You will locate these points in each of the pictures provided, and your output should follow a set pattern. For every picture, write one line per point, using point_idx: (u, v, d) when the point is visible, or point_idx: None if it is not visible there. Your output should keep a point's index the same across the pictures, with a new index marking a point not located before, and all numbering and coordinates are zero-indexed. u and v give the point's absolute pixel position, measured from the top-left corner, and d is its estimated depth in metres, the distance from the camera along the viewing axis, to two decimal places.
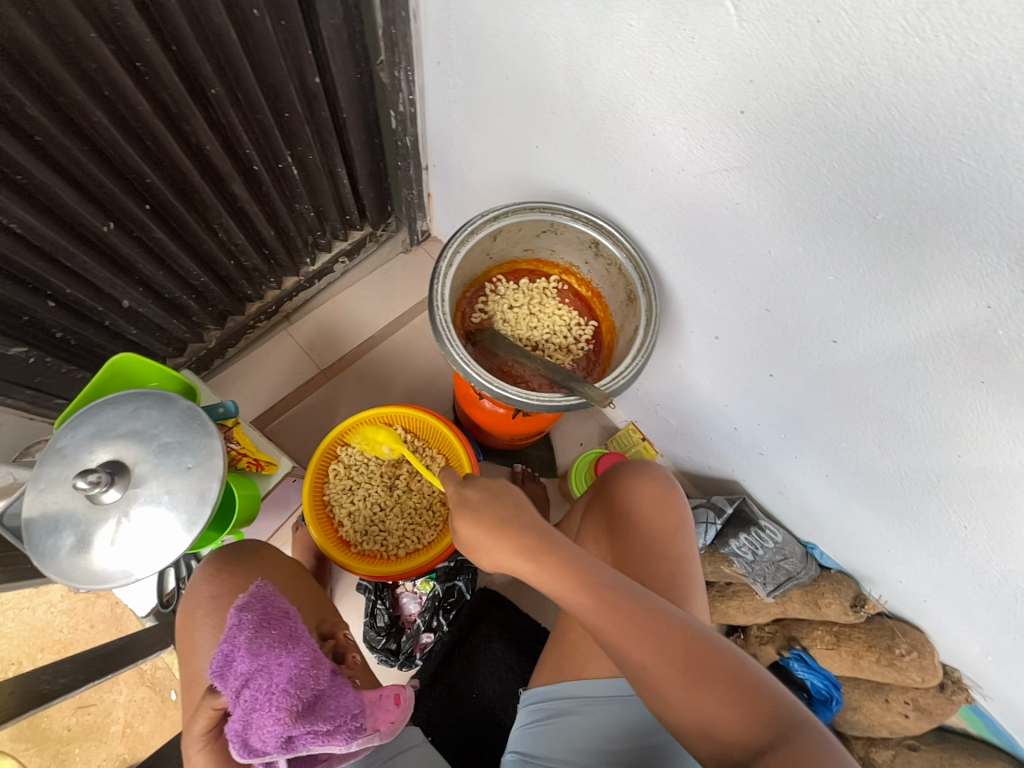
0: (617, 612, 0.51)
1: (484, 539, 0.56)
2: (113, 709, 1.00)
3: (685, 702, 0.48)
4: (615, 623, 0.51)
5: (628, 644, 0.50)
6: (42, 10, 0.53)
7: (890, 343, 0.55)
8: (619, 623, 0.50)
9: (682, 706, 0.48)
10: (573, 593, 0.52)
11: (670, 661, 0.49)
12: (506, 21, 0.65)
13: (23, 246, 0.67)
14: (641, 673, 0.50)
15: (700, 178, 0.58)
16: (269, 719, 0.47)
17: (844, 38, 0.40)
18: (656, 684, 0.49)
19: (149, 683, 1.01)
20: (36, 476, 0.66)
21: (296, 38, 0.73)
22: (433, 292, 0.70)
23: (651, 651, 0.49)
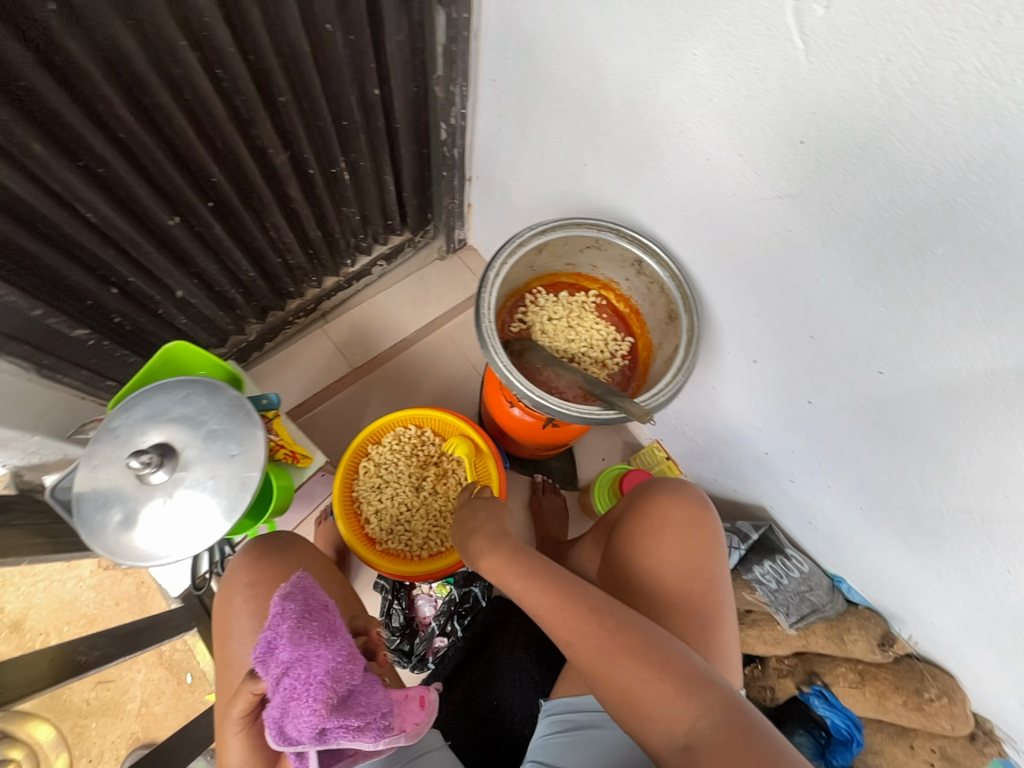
0: (567, 609, 0.56)
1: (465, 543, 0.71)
2: (131, 687, 1.02)
3: (634, 696, 0.51)
4: (565, 620, 0.56)
5: (575, 640, 0.55)
6: (141, 20, 0.56)
7: (941, 378, 0.54)
8: (567, 618, 0.56)
9: (630, 699, 0.51)
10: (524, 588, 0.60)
11: (614, 653, 0.52)
12: (566, 44, 0.67)
13: (97, 235, 0.71)
14: (590, 669, 0.54)
15: (752, 203, 0.59)
16: (305, 709, 0.47)
17: (915, 77, 0.40)
18: (606, 680, 0.52)
19: (167, 664, 1.03)
20: (89, 452, 0.69)
21: (362, 52, 0.76)
22: (480, 300, 0.72)
23: (598, 644, 0.53)
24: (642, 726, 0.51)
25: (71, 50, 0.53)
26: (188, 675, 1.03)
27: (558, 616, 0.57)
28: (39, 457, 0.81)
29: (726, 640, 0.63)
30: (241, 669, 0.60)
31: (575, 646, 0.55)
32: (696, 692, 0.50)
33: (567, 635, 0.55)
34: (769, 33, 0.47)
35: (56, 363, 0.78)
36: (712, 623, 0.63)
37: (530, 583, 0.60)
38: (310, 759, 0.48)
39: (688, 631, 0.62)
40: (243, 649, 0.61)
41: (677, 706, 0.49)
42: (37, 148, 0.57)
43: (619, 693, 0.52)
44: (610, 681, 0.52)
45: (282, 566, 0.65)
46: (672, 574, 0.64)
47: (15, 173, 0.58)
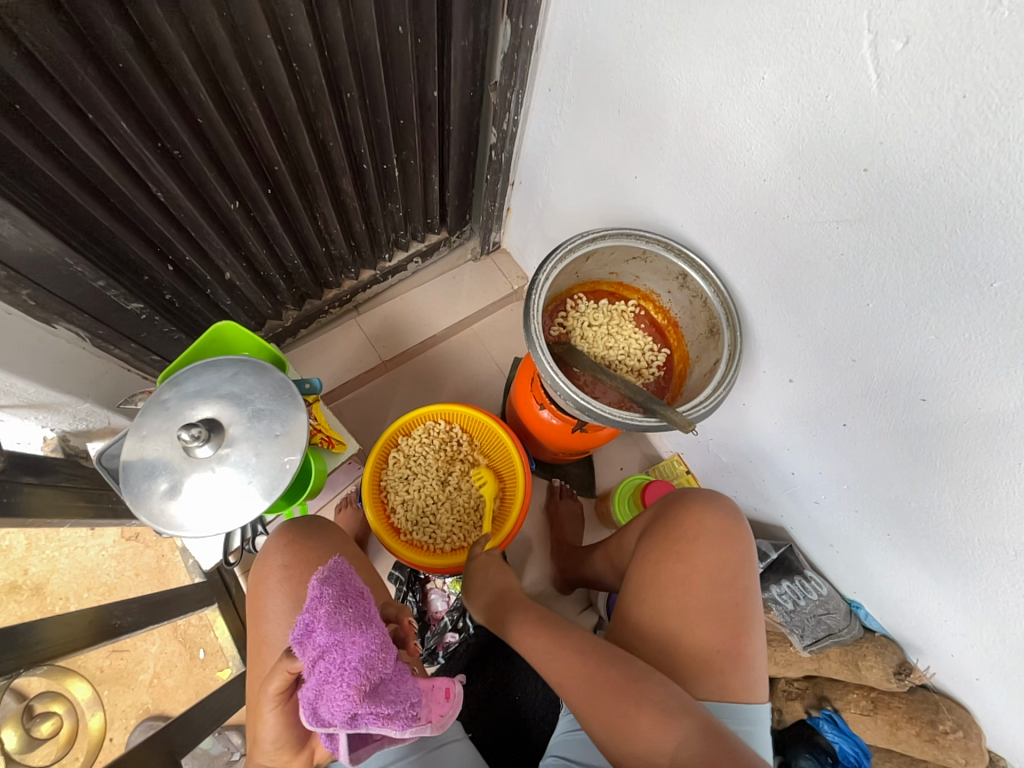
0: (561, 645, 0.62)
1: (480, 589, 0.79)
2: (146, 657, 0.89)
3: (621, 724, 0.54)
4: (557, 658, 0.62)
5: (566, 673, 0.60)
6: (233, 13, 0.59)
7: (987, 409, 0.55)
8: (561, 652, 0.62)
9: (617, 726, 0.54)
10: (530, 634, 0.67)
11: (600, 682, 0.57)
12: (631, 61, 0.69)
13: (162, 213, 0.73)
14: (581, 703, 0.57)
15: (807, 226, 0.60)
16: (339, 694, 0.43)
17: (991, 114, 0.42)
18: (595, 709, 0.56)
19: (181, 639, 0.94)
20: (139, 423, 0.71)
21: (427, 54, 0.78)
22: (530, 301, 0.74)
23: (586, 675, 0.58)
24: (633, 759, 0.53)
25: (167, 37, 0.55)
26: (201, 651, 0.95)
27: (554, 652, 0.62)
28: (85, 424, 0.84)
29: (754, 651, 0.63)
30: (276, 648, 0.60)
31: (566, 680, 0.59)
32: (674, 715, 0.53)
33: (560, 670, 0.61)
34: (843, 63, 0.48)
35: (109, 333, 0.80)
36: (742, 632, 0.63)
37: (533, 626, 0.67)
38: (339, 741, 0.44)
39: (715, 640, 0.62)
40: (278, 628, 0.61)
41: (661, 731, 0.52)
42: (125, 128, 0.59)
43: (605, 720, 0.55)
44: (598, 710, 0.55)
45: (317, 550, 0.65)
46: (704, 581, 0.65)
47: (98, 147, 0.60)
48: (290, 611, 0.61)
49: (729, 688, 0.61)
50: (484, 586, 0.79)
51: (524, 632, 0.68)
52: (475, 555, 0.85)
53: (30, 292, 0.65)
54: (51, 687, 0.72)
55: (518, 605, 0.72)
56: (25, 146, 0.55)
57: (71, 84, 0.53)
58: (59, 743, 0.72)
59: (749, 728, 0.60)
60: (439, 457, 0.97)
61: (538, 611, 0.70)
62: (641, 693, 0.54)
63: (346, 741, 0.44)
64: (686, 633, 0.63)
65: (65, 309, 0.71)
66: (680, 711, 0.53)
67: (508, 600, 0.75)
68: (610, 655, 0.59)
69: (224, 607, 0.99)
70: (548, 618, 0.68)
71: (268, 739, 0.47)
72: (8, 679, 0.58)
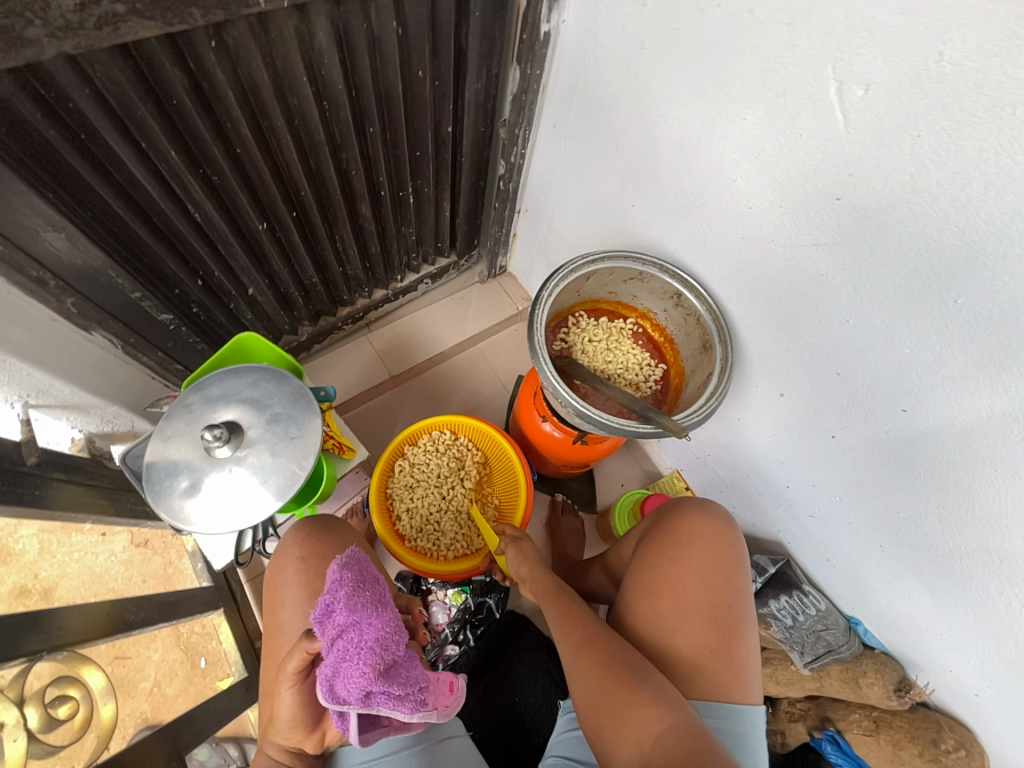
0: (570, 626, 0.67)
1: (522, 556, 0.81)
2: (146, 666, 0.80)
3: (608, 715, 0.57)
4: (566, 640, 0.66)
5: (569, 658, 0.64)
6: (275, 59, 0.66)
7: (961, 417, 0.58)
8: (571, 632, 0.66)
9: (605, 718, 0.57)
10: (548, 611, 0.72)
11: (597, 672, 0.60)
12: (628, 103, 0.76)
13: (198, 233, 0.79)
14: (579, 687, 0.61)
15: (789, 250, 0.65)
16: (355, 672, 0.46)
17: (942, 151, 0.48)
18: (587, 696, 0.60)
19: (183, 646, 0.91)
20: (163, 425, 0.75)
21: (443, 96, 0.86)
22: (534, 315, 0.79)
23: (585, 662, 0.62)
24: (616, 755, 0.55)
25: (217, 78, 0.62)
26: (202, 660, 0.93)
27: (564, 632, 0.67)
28: (111, 426, 0.88)
29: (747, 653, 0.65)
30: (289, 638, 0.63)
31: (570, 664, 0.64)
32: (658, 714, 0.55)
33: (565, 652, 0.66)
34: (814, 107, 0.55)
35: (140, 342, 0.85)
36: (735, 633, 0.65)
37: (550, 605, 0.72)
38: (350, 721, 0.47)
39: (708, 642, 0.64)
40: (293, 616, 0.64)
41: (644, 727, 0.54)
42: (173, 155, 0.66)
43: (595, 712, 0.58)
44: (591, 698, 0.59)
45: (332, 545, 0.68)
46: (699, 583, 0.67)
47: (148, 173, 0.66)
48: (303, 602, 0.64)
49: (720, 689, 0.63)
50: (521, 558, 0.81)
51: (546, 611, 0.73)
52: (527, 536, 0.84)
53: (74, 301, 0.71)
54: (64, 671, 0.65)
55: (540, 585, 0.76)
56: (85, 169, 0.61)
57: (131, 118, 0.60)
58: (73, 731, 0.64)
59: (743, 728, 0.62)
60: (449, 462, 1.00)
61: (561, 585, 0.75)
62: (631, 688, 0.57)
63: (357, 721, 0.48)
64: (679, 634, 0.65)
65: (103, 317, 0.77)
66: (667, 716, 0.54)
67: (542, 574, 0.77)
68: (609, 648, 0.62)
69: (229, 613, 1.00)
70: (567, 596, 0.72)
71: (284, 716, 0.51)
72: (29, 662, 0.61)
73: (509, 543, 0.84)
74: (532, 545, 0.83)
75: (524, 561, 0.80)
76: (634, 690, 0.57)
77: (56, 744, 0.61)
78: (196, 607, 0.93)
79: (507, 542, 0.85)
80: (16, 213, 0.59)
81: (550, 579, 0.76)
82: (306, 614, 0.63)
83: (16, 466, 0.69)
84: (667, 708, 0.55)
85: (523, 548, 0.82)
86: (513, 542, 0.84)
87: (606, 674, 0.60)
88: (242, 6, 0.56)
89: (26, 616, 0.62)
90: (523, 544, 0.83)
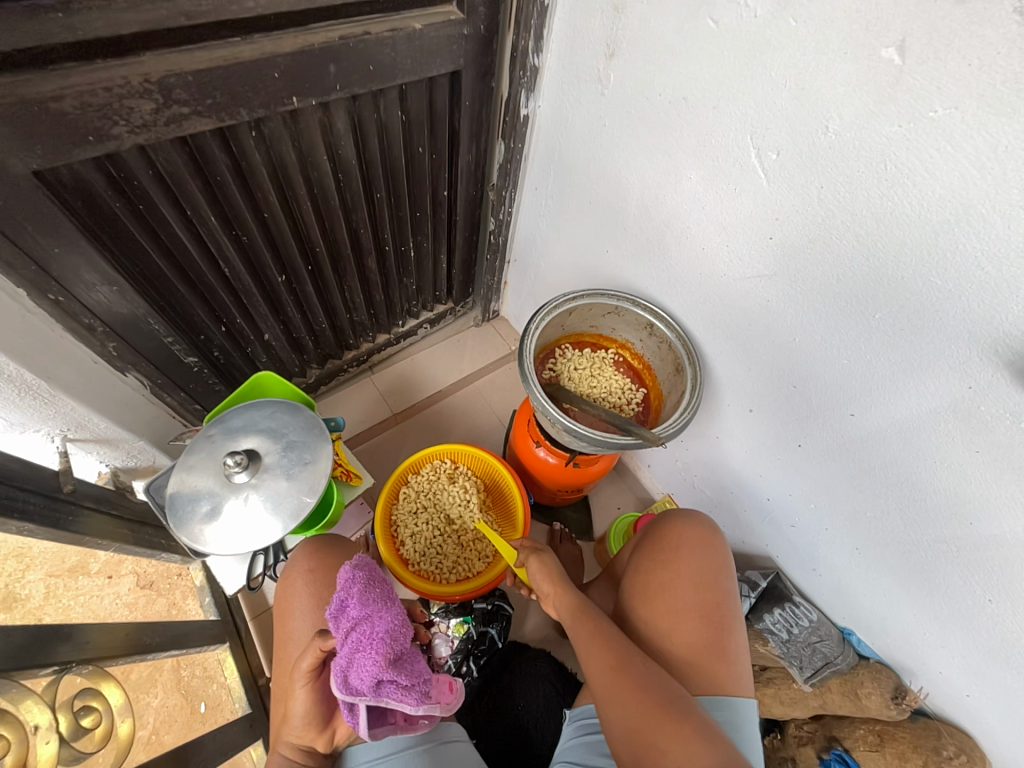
0: (599, 647, 0.66)
1: (541, 573, 0.79)
2: (144, 713, 0.79)
3: (646, 740, 0.56)
4: (595, 661, 0.66)
5: (600, 679, 0.63)
6: (300, 142, 0.79)
7: (900, 416, 0.66)
8: (601, 654, 0.66)
9: (644, 744, 0.56)
10: (574, 628, 0.71)
11: (630, 693, 0.60)
12: (597, 168, 0.91)
13: (225, 285, 0.90)
14: (613, 710, 0.60)
15: (740, 282, 0.76)
16: (368, 660, 0.55)
17: (839, 199, 0.59)
18: (623, 719, 0.59)
19: (183, 690, 0.89)
20: (186, 456, 0.82)
21: (439, 166, 1.00)
22: (523, 344, 0.89)
23: (618, 685, 0.62)
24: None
25: (254, 158, 0.75)
26: (201, 705, 0.90)
27: (592, 653, 0.66)
28: (134, 461, 0.98)
29: (736, 647, 0.69)
30: (299, 644, 0.68)
31: (602, 688, 0.63)
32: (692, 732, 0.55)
33: (596, 676, 0.64)
34: (742, 168, 0.68)
35: (166, 382, 0.94)
36: (725, 630, 0.69)
37: (576, 622, 0.71)
38: (360, 715, 0.55)
39: (702, 639, 0.68)
40: (302, 625, 0.69)
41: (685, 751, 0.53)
42: (212, 221, 0.78)
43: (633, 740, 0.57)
44: (628, 723, 0.58)
45: (340, 557, 0.75)
46: (690, 585, 0.72)
47: (191, 236, 0.78)
48: (311, 610, 0.69)
49: (716, 685, 0.66)
50: (544, 574, 0.79)
51: (569, 630, 0.71)
52: (547, 549, 0.84)
53: (115, 345, 0.81)
54: (88, 684, 0.68)
55: (561, 603, 0.75)
56: (138, 231, 0.72)
57: (181, 190, 0.72)
58: (95, 741, 0.67)
59: (740, 721, 0.64)
60: (456, 488, 1.05)
61: (582, 600, 0.74)
62: (665, 709, 0.58)
63: (366, 716, 0.55)
64: (675, 635, 0.69)
65: (137, 360, 0.86)
66: (701, 732, 0.55)
67: (563, 588, 0.76)
68: (639, 667, 0.63)
69: (233, 649, 1.01)
70: (589, 613, 0.71)
71: (299, 713, 0.58)
72: (59, 672, 0.65)
73: (530, 553, 0.83)
74: (553, 559, 0.81)
75: (547, 575, 0.78)
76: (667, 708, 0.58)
77: (81, 750, 0.64)
78: (203, 639, 0.94)
79: (528, 552, 0.84)
80: (79, 271, 0.70)
81: (571, 594, 0.75)
82: (314, 621, 0.69)
83: (54, 493, 0.76)
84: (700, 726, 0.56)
85: (546, 563, 0.80)
86: (531, 556, 0.82)
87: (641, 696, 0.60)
88: (279, 104, 0.70)
89: (58, 629, 0.67)
90: (545, 557, 0.82)
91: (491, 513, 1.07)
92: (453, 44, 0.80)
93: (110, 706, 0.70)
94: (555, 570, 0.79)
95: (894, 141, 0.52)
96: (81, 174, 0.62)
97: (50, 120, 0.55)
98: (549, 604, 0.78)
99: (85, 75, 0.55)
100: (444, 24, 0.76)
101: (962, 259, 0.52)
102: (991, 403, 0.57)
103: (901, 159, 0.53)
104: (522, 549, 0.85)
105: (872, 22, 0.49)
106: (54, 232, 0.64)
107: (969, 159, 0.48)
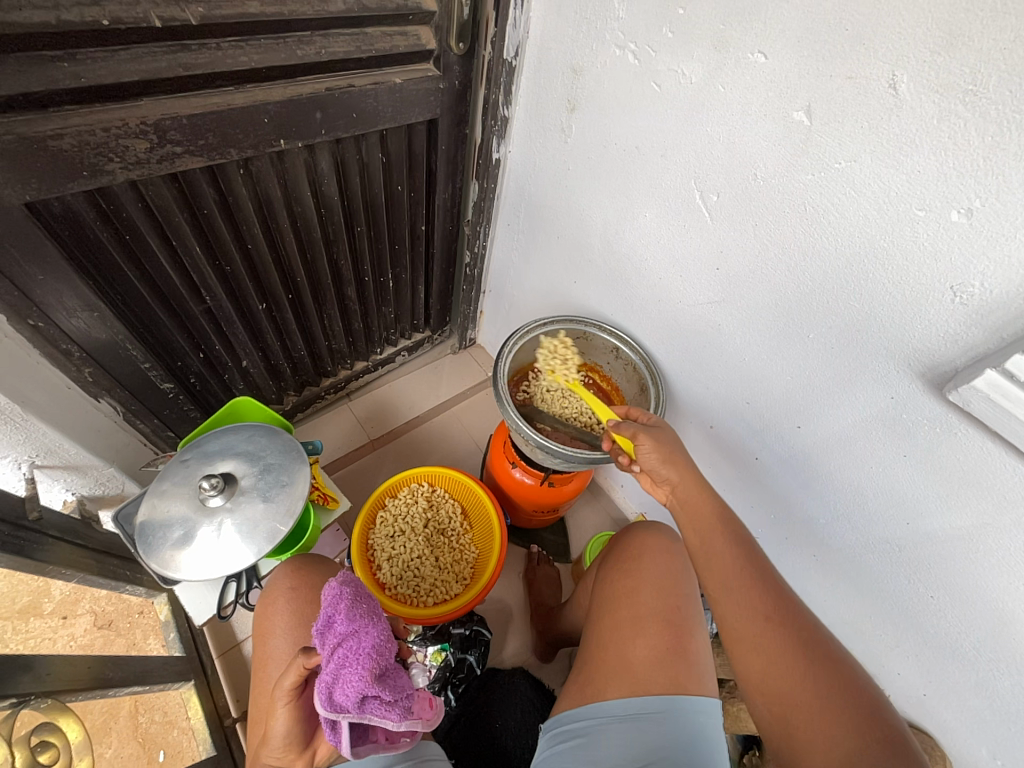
0: (745, 581, 0.65)
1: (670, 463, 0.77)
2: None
3: (793, 699, 0.58)
4: (743, 599, 0.65)
5: (743, 593, 0.65)
6: (285, 179, 0.84)
7: (839, 427, 0.73)
8: (745, 587, 0.65)
9: (789, 704, 0.58)
10: (716, 532, 0.70)
11: (785, 651, 0.60)
12: (563, 209, 0.99)
13: (206, 311, 0.91)
14: (751, 646, 0.62)
15: (693, 309, 0.84)
16: (355, 676, 0.55)
17: (770, 234, 0.68)
18: (763, 661, 0.61)
19: (140, 740, 0.85)
20: (160, 480, 0.82)
21: (417, 203, 1.07)
22: (497, 368, 0.94)
23: (768, 635, 0.61)
24: (794, 750, 0.56)
25: (241, 193, 0.80)
26: (161, 753, 0.87)
27: (736, 585, 0.66)
28: (101, 490, 0.99)
29: (697, 648, 0.74)
30: (277, 663, 0.68)
31: (741, 620, 0.63)
32: (839, 687, 0.57)
33: (738, 609, 0.64)
34: (690, 208, 0.76)
35: (140, 409, 0.94)
36: (686, 632, 0.74)
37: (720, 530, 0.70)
38: (343, 733, 0.54)
39: (664, 642, 0.73)
40: (280, 643, 0.70)
41: (848, 734, 0.53)
42: (196, 250, 0.80)
43: (773, 693, 0.59)
44: (775, 676, 0.59)
45: (322, 576, 0.77)
46: (653, 590, 0.78)
47: (175, 267, 0.81)
48: (291, 629, 0.70)
49: (676, 681, 0.69)
50: (662, 459, 0.77)
51: (702, 547, 0.70)
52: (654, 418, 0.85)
53: (91, 370, 0.82)
54: (44, 719, 0.68)
55: (696, 519, 0.72)
56: (124, 262, 0.75)
57: (168, 223, 0.75)
58: None
59: (710, 720, 0.67)
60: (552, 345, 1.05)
61: (725, 516, 0.71)
62: (825, 677, 0.58)
63: (348, 733, 0.55)
64: (639, 639, 0.73)
65: (112, 386, 0.87)
66: (844, 685, 0.57)
67: (684, 477, 0.76)
68: (791, 618, 0.62)
69: (199, 686, 0.96)
70: (732, 538, 0.69)
71: (278, 733, 0.57)
72: (17, 705, 0.65)
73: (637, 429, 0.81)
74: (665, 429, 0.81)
75: (660, 455, 0.78)
76: (816, 665, 0.59)
77: None
78: (165, 676, 0.90)
79: (636, 429, 0.81)
80: (60, 298, 0.72)
81: (714, 509, 0.72)
82: (295, 639, 0.70)
83: (20, 521, 0.75)
84: (854, 693, 0.57)
85: (664, 448, 0.78)
86: (643, 435, 0.80)
87: (795, 654, 0.60)
88: (267, 146, 0.75)
89: (18, 660, 0.68)
90: (659, 437, 0.80)
91: (470, 535, 1.09)
92: (430, 96, 0.88)
93: (69, 743, 0.70)
94: (673, 454, 0.78)
95: (810, 187, 0.61)
96: (71, 206, 0.65)
97: (48, 157, 0.59)
98: (655, 484, 0.80)
99: (84, 116, 0.59)
100: (423, 79, 0.84)
101: (870, 286, 0.61)
102: (911, 410, 0.64)
103: (817, 202, 0.62)
104: (626, 426, 0.82)
105: (783, 91, 0.59)
106: (40, 260, 0.66)
107: (870, 203, 0.57)
